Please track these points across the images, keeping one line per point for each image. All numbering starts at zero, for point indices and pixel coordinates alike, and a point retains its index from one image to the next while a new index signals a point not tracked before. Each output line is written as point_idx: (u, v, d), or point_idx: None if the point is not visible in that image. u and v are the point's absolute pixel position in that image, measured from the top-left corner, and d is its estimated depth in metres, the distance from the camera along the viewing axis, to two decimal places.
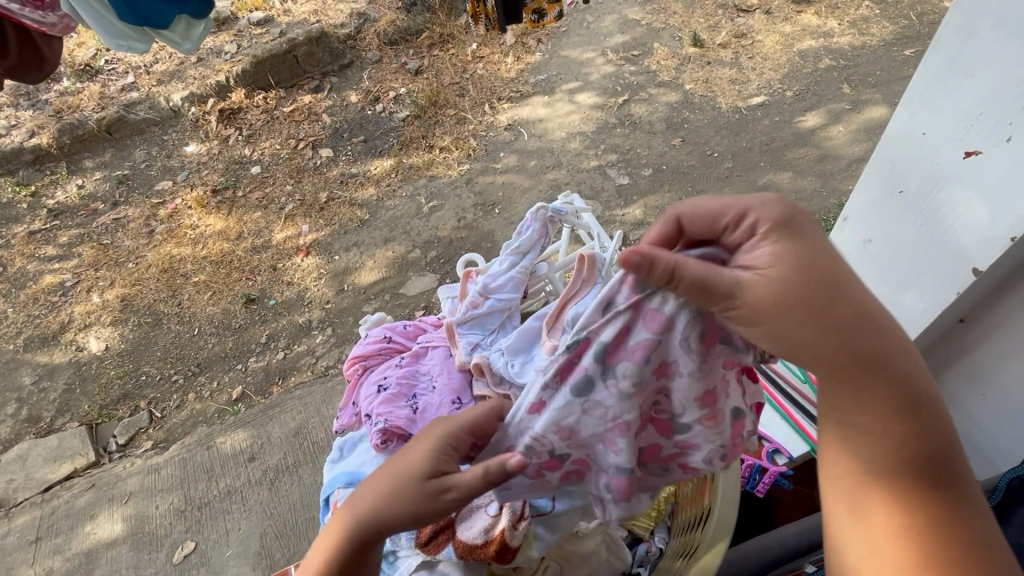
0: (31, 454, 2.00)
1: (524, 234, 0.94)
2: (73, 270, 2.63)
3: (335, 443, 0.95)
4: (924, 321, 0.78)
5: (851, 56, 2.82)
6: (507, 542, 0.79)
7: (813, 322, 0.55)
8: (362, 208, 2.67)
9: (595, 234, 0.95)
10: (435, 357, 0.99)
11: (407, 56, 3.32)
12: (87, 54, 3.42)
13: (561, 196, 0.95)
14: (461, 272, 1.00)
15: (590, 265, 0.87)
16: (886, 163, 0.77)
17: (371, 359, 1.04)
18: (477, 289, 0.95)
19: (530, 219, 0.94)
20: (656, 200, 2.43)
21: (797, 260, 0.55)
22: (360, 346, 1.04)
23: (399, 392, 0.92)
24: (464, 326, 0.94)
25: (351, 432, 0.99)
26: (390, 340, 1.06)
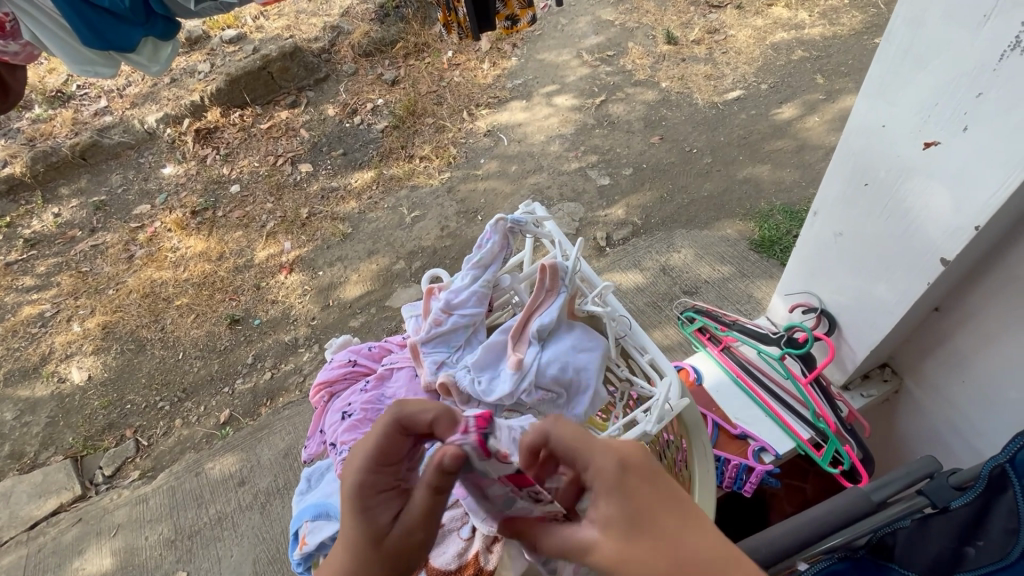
0: (15, 490, 1.95)
1: (484, 246, 0.92)
2: (52, 299, 2.59)
3: (304, 475, 0.94)
4: (899, 312, 0.78)
5: (823, 46, 2.85)
6: (482, 566, 0.83)
7: (650, 555, 0.49)
8: (344, 221, 2.65)
9: (557, 243, 0.95)
10: (401, 378, 0.97)
11: (383, 67, 3.31)
12: (58, 80, 3.38)
13: (522, 205, 0.94)
14: (424, 289, 0.97)
15: (551, 275, 0.88)
16: (850, 157, 0.76)
17: (337, 385, 1.01)
18: (439, 306, 0.93)
19: (490, 231, 0.93)
20: (638, 199, 2.43)
21: (621, 527, 0.51)
22: (325, 372, 1.01)
23: (364, 418, 0.90)
24: (429, 345, 0.93)
25: (319, 462, 0.98)
26: (356, 363, 1.03)
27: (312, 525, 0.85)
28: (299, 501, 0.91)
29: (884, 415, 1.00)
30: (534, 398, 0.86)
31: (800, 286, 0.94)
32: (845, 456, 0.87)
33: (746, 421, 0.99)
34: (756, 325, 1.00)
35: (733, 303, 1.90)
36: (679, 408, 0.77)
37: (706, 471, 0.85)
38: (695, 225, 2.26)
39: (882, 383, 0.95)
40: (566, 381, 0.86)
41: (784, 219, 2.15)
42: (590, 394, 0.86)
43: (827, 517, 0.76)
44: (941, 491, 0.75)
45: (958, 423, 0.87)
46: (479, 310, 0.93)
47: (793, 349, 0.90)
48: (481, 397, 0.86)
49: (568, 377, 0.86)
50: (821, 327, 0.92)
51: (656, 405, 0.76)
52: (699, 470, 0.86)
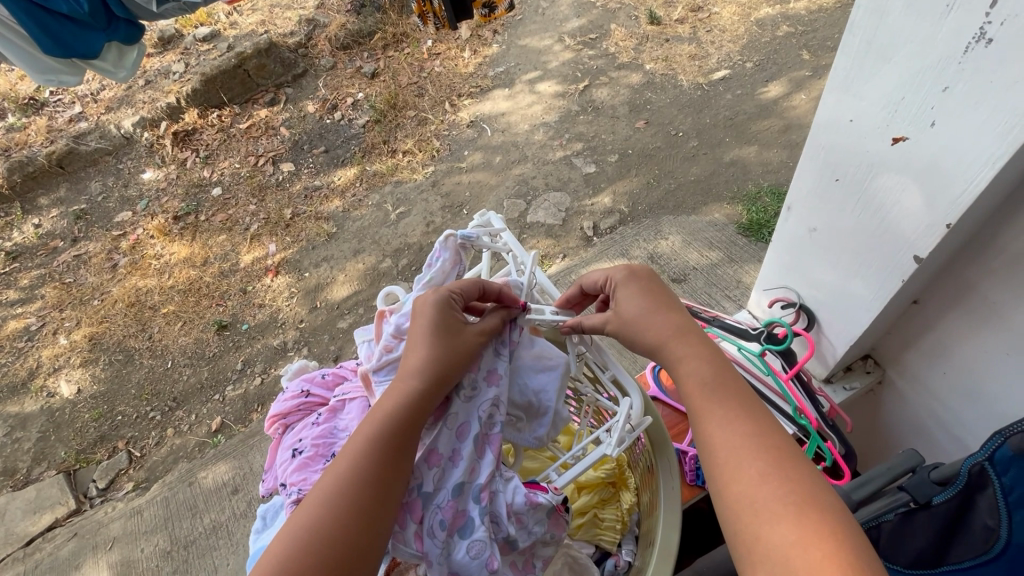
0: (9, 508, 1.95)
1: (434, 265, 0.87)
2: (37, 313, 2.56)
3: (260, 511, 0.89)
4: (874, 307, 0.76)
5: (808, 21, 2.79)
6: None
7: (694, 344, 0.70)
8: (328, 221, 2.62)
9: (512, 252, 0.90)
10: (355, 409, 0.90)
11: (362, 59, 3.24)
12: (30, 86, 3.31)
13: (475, 217, 0.90)
14: (375, 313, 0.91)
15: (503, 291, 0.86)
16: (820, 151, 0.73)
17: (290, 417, 0.96)
18: (390, 330, 0.84)
19: (440, 248, 0.88)
20: (624, 185, 2.40)
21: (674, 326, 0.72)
22: (278, 405, 0.96)
23: (313, 459, 0.84)
24: (381, 373, 0.85)
25: (275, 497, 0.92)
26: (309, 394, 0.97)
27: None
28: (255, 541, 0.87)
29: (869, 408, 0.99)
30: None
31: (779, 280, 0.92)
32: (827, 452, 0.86)
33: None
34: (736, 321, 0.97)
35: (721, 289, 1.88)
36: (642, 427, 0.75)
37: (670, 491, 0.82)
38: (683, 211, 2.23)
39: (865, 375, 0.92)
40: (526, 405, 0.85)
41: (771, 201, 2.12)
42: (550, 417, 0.85)
43: None
44: (922, 485, 0.72)
45: (940, 413, 0.86)
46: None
47: (773, 345, 0.89)
48: (476, 397, 0.80)
49: (528, 400, 0.85)
50: (800, 322, 0.90)
51: (616, 426, 0.74)
52: (665, 488, 0.82)
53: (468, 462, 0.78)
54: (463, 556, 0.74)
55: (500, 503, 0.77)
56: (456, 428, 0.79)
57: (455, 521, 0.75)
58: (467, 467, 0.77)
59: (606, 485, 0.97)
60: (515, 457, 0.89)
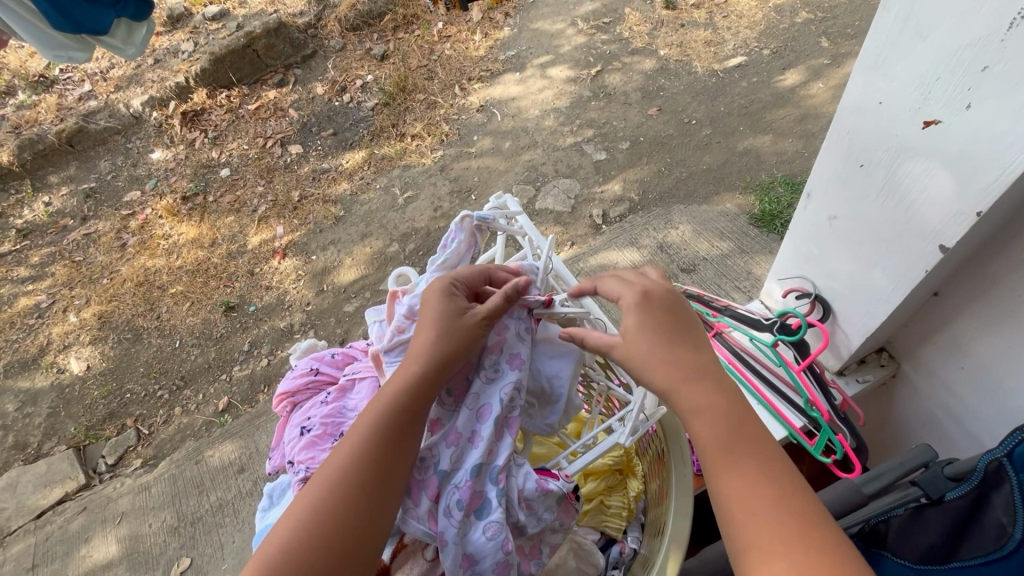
0: (21, 481, 1.98)
1: (449, 247, 0.87)
2: (48, 290, 2.58)
3: (267, 489, 0.90)
4: (894, 299, 0.74)
5: (828, 7, 2.72)
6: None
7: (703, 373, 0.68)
8: (336, 204, 2.61)
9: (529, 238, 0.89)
10: (364, 390, 0.90)
11: (372, 41, 3.21)
12: (40, 64, 3.30)
13: (491, 200, 0.89)
14: (387, 293, 0.91)
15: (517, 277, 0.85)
16: (844, 135, 0.71)
17: (299, 394, 0.96)
18: (403, 311, 0.83)
19: (455, 229, 0.87)
20: (635, 173, 2.37)
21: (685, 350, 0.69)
22: (287, 382, 0.96)
23: (322, 437, 0.85)
24: (391, 354, 0.85)
25: (282, 476, 0.92)
26: (318, 372, 0.97)
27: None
28: (263, 518, 0.87)
29: (881, 401, 0.97)
30: None
31: (794, 270, 0.91)
32: (837, 446, 0.84)
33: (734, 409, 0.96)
34: (749, 310, 0.95)
35: (730, 280, 1.86)
36: (654, 417, 0.75)
37: (682, 480, 0.81)
38: (694, 200, 2.20)
39: (879, 368, 0.91)
40: (538, 391, 0.83)
41: (785, 192, 2.09)
42: (563, 404, 0.82)
43: None
44: (934, 481, 0.73)
45: (956, 409, 0.85)
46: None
47: (786, 336, 0.86)
48: (494, 377, 0.80)
49: (541, 386, 0.83)
50: (815, 313, 0.89)
51: (631, 416, 0.74)
52: (676, 476, 0.82)
53: (487, 442, 0.76)
54: (481, 537, 0.73)
55: (513, 488, 0.76)
56: (477, 409, 0.78)
57: (472, 502, 0.74)
58: (486, 449, 0.76)
59: (613, 473, 0.97)
60: (525, 443, 0.86)
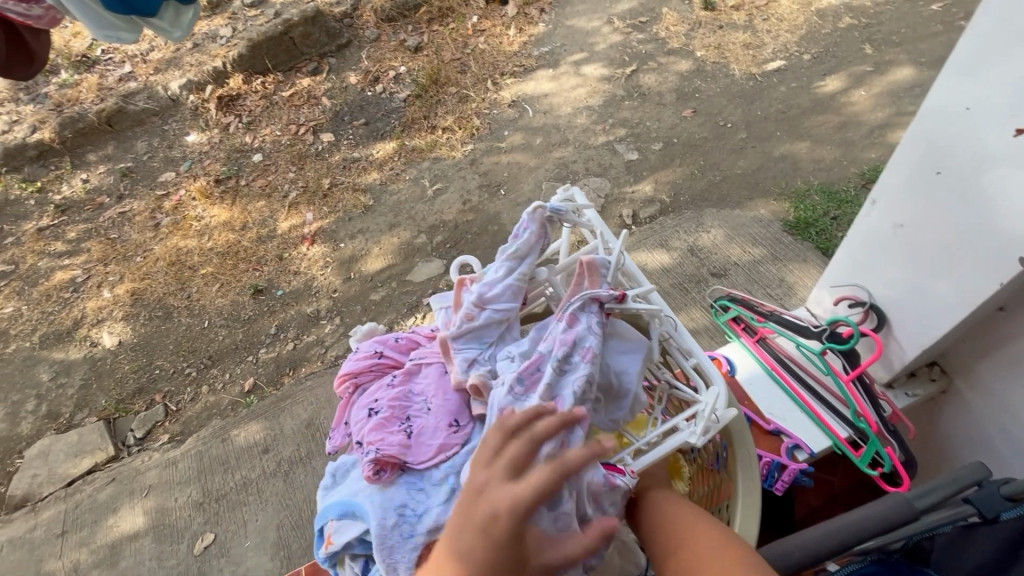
0: (53, 449, 2.04)
1: (520, 237, 0.87)
2: (83, 265, 2.64)
3: (329, 468, 0.92)
4: (961, 310, 0.73)
5: (873, 13, 2.66)
6: None
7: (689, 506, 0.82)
8: (366, 193, 2.63)
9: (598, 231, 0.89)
10: (430, 375, 0.92)
11: (406, 32, 3.22)
12: (83, 44, 3.38)
13: (561, 192, 0.90)
14: (455, 280, 0.93)
15: (589, 271, 0.84)
16: (922, 141, 0.71)
17: (362, 375, 0.97)
18: (472, 299, 0.88)
19: (526, 221, 0.87)
20: (667, 175, 2.34)
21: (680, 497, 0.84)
22: (350, 364, 0.97)
23: (387, 419, 0.86)
24: (460, 340, 0.88)
25: (343, 455, 0.94)
26: (381, 355, 0.99)
27: (339, 523, 0.83)
28: (326, 496, 0.89)
29: (930, 415, 0.95)
30: None
31: (848, 277, 0.89)
32: (885, 458, 0.82)
33: (778, 417, 0.94)
34: (795, 317, 0.94)
35: (763, 287, 1.84)
36: (725, 419, 0.73)
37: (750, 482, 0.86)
38: (727, 204, 2.17)
39: (929, 382, 0.89)
40: (607, 385, 0.80)
41: (821, 200, 2.06)
42: (630, 400, 0.81)
43: (870, 522, 0.71)
44: (991, 500, 0.70)
45: (1012, 429, 0.82)
46: (513, 301, 0.88)
47: (835, 344, 0.85)
48: (567, 367, 0.77)
49: (610, 380, 0.80)
50: (868, 323, 0.87)
51: (702, 415, 0.72)
52: (744, 478, 0.86)
53: (561, 435, 0.73)
54: None
55: (583, 483, 0.74)
56: (551, 399, 0.75)
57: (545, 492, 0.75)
58: (558, 441, 0.74)
59: None
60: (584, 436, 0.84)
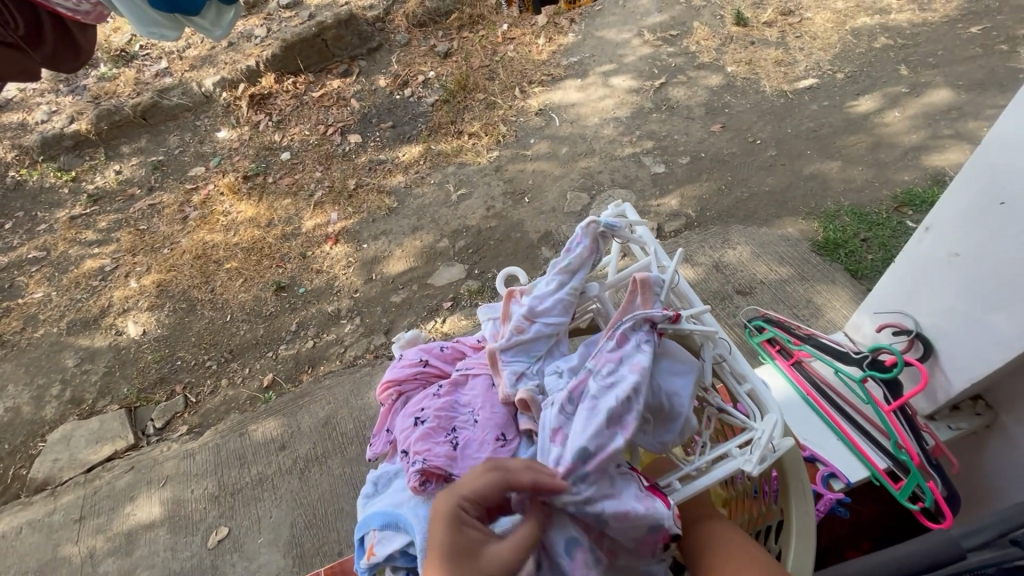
0: (75, 434, 2.08)
1: (574, 251, 0.87)
2: (112, 255, 2.69)
3: (370, 476, 0.91)
4: (1017, 345, 0.70)
5: (910, 34, 2.62)
6: None
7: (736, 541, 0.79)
8: (390, 195, 2.64)
9: (651, 251, 0.90)
10: (476, 386, 0.92)
11: (436, 38, 3.25)
12: (122, 39, 3.47)
13: (613, 207, 0.91)
14: (502, 291, 0.93)
15: (642, 288, 0.83)
16: (985, 170, 0.69)
17: (406, 384, 0.97)
18: (522, 312, 0.88)
19: (580, 234, 0.87)
20: (694, 189, 2.32)
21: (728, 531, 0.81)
22: (394, 371, 0.98)
23: (433, 430, 0.86)
24: (509, 353, 0.88)
25: (383, 463, 0.94)
26: (426, 363, 0.99)
27: (381, 534, 0.82)
28: (366, 504, 0.89)
29: (971, 449, 0.92)
30: None
31: (893, 305, 0.87)
32: (927, 492, 0.79)
33: (813, 442, 0.92)
34: (834, 342, 0.92)
35: (790, 308, 1.80)
36: (782, 449, 0.72)
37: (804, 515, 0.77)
38: (754, 221, 2.14)
39: (974, 417, 0.87)
40: (657, 407, 0.78)
41: (851, 221, 2.02)
42: (682, 423, 0.78)
43: (911, 559, 0.68)
44: None
45: None
46: (564, 314, 0.88)
47: (877, 372, 0.83)
48: (619, 387, 0.75)
49: (661, 402, 0.77)
50: (913, 352, 0.84)
51: (759, 442, 0.71)
52: (798, 513, 0.77)
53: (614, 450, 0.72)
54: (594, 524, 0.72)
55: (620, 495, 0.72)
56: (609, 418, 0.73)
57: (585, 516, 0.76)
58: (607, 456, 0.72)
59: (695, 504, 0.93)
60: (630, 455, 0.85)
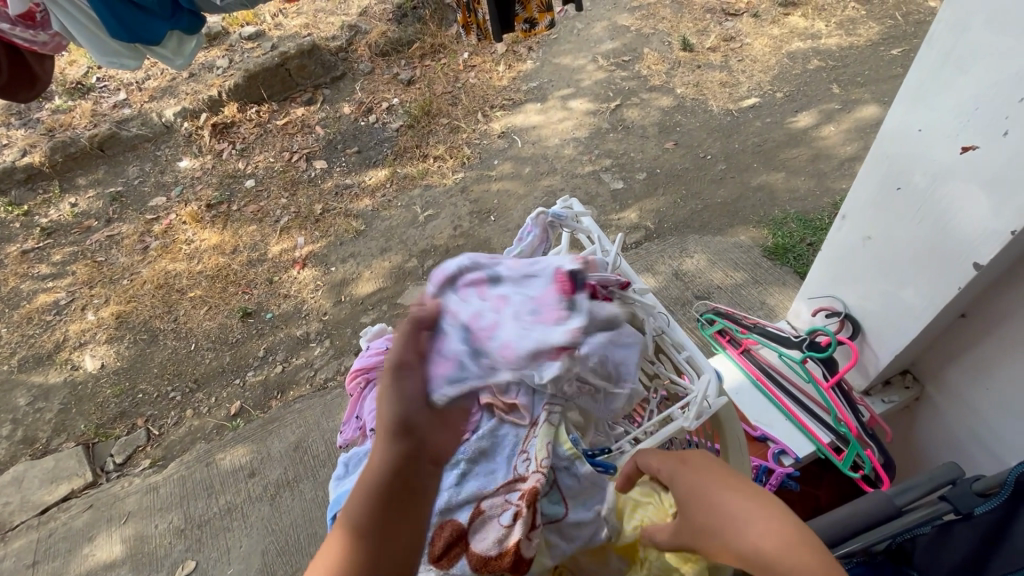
0: (27, 475, 1.97)
1: (525, 239, 1.01)
2: (67, 288, 2.61)
3: (342, 458, 0.95)
4: (926, 316, 0.79)
5: (839, 56, 2.85)
6: (521, 554, 0.80)
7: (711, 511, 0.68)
8: (357, 218, 2.67)
9: (596, 237, 1.02)
10: None
11: (399, 67, 3.33)
12: (78, 71, 3.43)
13: (561, 201, 1.02)
14: None
15: (592, 268, 0.92)
16: (883, 162, 0.78)
17: (373, 371, 1.01)
18: None
19: (531, 225, 1.01)
20: (651, 203, 2.44)
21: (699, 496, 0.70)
22: (363, 359, 1.01)
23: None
24: None
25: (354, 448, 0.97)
26: None
27: None
28: (339, 485, 0.92)
29: (906, 422, 1.00)
30: (574, 387, 0.85)
31: (825, 289, 0.97)
32: (866, 460, 0.87)
33: (761, 421, 0.99)
34: (777, 328, 1.01)
35: (745, 310, 1.90)
36: (717, 406, 0.77)
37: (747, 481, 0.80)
38: (708, 231, 2.26)
39: (903, 390, 0.95)
40: (604, 375, 0.84)
41: (797, 227, 2.15)
42: (628, 391, 0.86)
43: (852, 519, 0.74)
44: (964, 496, 0.73)
45: (979, 431, 0.87)
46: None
47: (816, 352, 0.92)
48: None
49: (607, 370, 0.83)
50: (845, 331, 0.94)
51: (695, 401, 0.77)
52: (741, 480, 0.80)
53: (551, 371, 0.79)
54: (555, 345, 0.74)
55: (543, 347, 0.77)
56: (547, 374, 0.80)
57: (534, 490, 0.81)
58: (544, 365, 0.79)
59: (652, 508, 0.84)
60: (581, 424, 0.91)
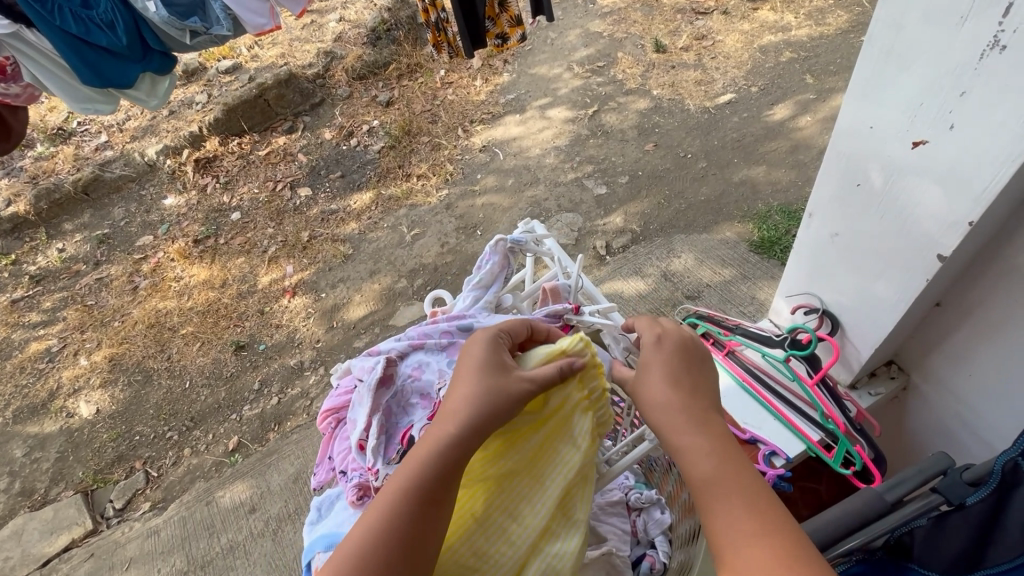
0: (27, 527, 1.95)
1: (484, 267, 1.02)
2: (59, 334, 2.61)
3: (314, 504, 0.95)
4: (899, 309, 0.80)
5: (810, 47, 2.88)
6: None
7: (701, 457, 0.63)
8: (345, 243, 2.67)
9: (557, 258, 1.04)
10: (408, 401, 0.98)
11: (377, 89, 3.35)
12: (58, 117, 3.45)
13: (521, 225, 1.04)
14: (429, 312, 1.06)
15: (553, 295, 0.99)
16: (841, 158, 0.78)
17: (342, 410, 1.03)
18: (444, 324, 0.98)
19: (491, 252, 1.02)
20: (636, 206, 2.44)
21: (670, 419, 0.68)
22: (332, 400, 1.03)
23: (367, 439, 0.92)
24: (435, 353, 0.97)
25: (329, 489, 0.99)
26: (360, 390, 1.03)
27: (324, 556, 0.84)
28: (311, 530, 0.93)
29: (895, 414, 1.01)
30: None
31: (802, 288, 0.97)
32: (856, 456, 0.90)
33: (754, 426, 1.02)
34: (759, 329, 1.04)
35: (736, 305, 1.88)
36: None
37: None
38: (694, 229, 2.27)
39: (889, 381, 0.96)
40: None
41: (782, 219, 2.15)
42: None
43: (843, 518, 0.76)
44: (954, 486, 0.73)
45: (966, 416, 0.88)
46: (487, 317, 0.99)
47: (797, 350, 0.94)
48: None
49: None
50: (824, 328, 0.95)
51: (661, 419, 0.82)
52: None
53: None
54: None
55: None
56: None
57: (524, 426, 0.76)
58: None
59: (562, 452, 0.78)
60: None
